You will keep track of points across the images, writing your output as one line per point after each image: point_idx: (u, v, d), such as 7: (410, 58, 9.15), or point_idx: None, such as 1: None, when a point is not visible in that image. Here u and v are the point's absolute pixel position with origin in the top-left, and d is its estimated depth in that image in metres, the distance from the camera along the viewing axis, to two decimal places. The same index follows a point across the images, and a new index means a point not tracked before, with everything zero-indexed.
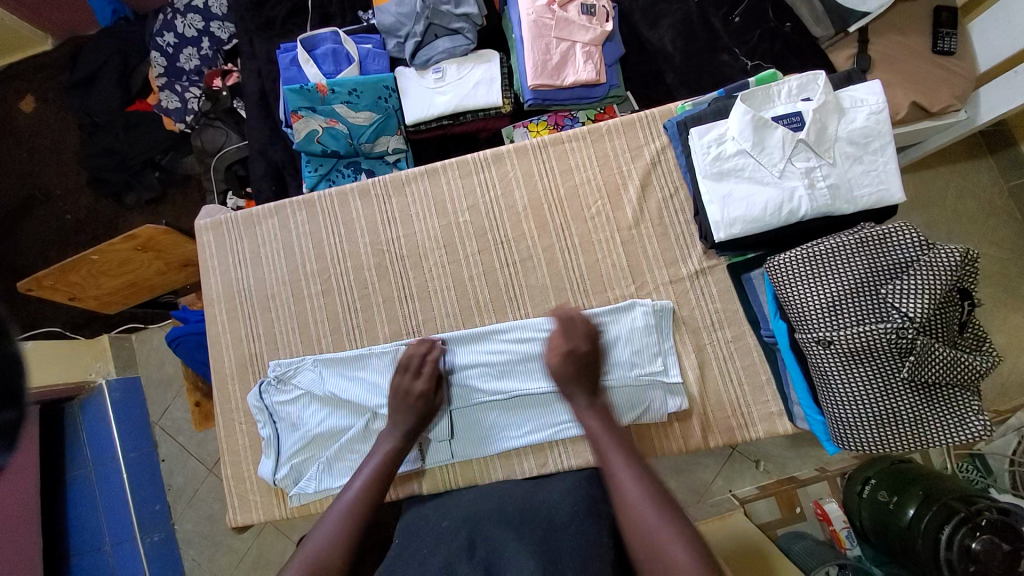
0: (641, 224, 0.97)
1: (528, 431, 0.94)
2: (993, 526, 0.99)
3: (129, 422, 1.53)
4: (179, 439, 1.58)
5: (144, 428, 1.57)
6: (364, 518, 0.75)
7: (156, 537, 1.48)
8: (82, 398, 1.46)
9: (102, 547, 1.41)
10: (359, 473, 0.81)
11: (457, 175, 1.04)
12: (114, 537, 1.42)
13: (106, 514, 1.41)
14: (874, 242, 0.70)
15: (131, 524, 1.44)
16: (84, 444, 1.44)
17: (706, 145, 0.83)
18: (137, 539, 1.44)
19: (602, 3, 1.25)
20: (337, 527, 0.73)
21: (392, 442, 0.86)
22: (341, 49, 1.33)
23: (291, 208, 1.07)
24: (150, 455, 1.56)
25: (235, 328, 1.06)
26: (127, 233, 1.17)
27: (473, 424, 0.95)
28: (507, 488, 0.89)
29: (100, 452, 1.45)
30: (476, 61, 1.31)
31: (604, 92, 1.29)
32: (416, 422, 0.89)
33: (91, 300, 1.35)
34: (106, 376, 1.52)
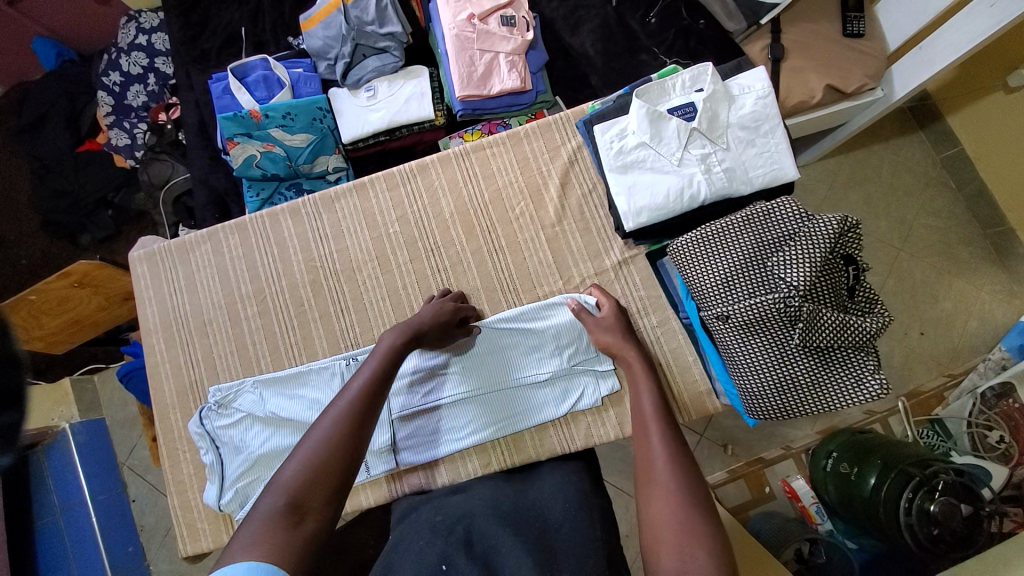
0: (564, 221, 1.00)
1: (546, 408, 0.95)
2: (951, 486, 1.02)
3: (95, 466, 1.49)
4: (148, 478, 1.56)
5: (112, 470, 1.54)
6: (365, 416, 0.71)
7: None
8: (47, 443, 1.43)
9: None
10: (363, 370, 0.77)
11: (384, 188, 1.06)
12: None
13: (77, 561, 1.38)
14: (760, 219, 0.75)
15: (103, 567, 1.40)
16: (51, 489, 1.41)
17: (610, 140, 0.87)
18: None
19: (522, 14, 1.29)
20: (332, 428, 0.67)
21: (395, 340, 0.83)
22: (272, 74, 1.35)
23: (223, 232, 1.08)
24: (120, 496, 1.52)
25: (174, 357, 1.06)
26: (61, 270, 1.19)
27: (506, 399, 0.95)
28: (496, 481, 0.87)
29: (67, 496, 1.41)
30: (406, 78, 1.35)
31: (532, 98, 1.32)
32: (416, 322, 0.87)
33: (37, 341, 1.33)
34: (70, 420, 1.49)
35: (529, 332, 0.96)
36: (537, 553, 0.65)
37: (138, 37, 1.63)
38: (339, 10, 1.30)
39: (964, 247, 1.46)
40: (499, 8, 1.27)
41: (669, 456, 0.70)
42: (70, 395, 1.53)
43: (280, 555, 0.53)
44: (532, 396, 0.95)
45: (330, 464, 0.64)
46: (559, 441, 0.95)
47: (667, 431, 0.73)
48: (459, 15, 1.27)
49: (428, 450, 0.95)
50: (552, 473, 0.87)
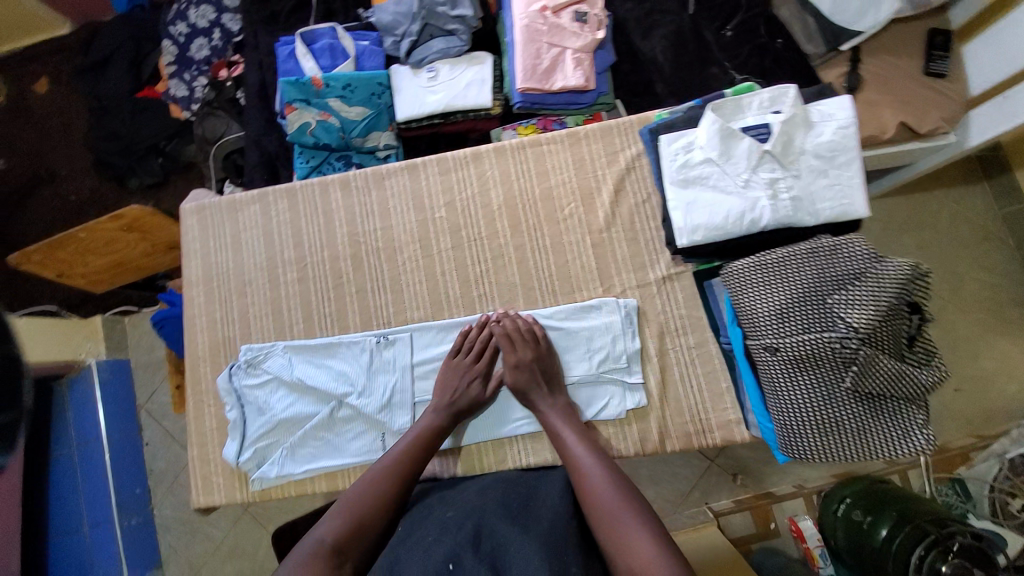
0: (612, 228, 0.98)
1: None
2: (966, 549, 0.97)
3: (113, 404, 1.53)
4: (163, 424, 1.60)
5: (131, 412, 1.58)
6: (401, 479, 0.80)
7: (133, 521, 1.49)
8: (71, 376, 1.49)
9: (79, 529, 1.42)
10: (405, 438, 0.86)
11: (436, 171, 1.05)
12: (92, 519, 1.43)
13: (85, 499, 1.44)
14: (826, 253, 0.73)
15: (110, 505, 1.44)
16: (70, 423, 1.46)
17: (674, 153, 0.86)
18: (115, 522, 1.44)
19: (595, 12, 1.27)
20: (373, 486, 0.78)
21: (437, 417, 0.89)
22: (338, 44, 1.37)
23: (273, 195, 1.10)
24: (134, 439, 1.57)
25: (211, 311, 1.08)
26: (114, 213, 1.22)
27: (520, 397, 0.95)
28: (511, 477, 0.87)
29: (84, 432, 1.47)
30: (468, 64, 1.34)
31: (593, 99, 1.30)
32: (463, 401, 0.91)
33: (78, 278, 1.37)
34: (96, 356, 1.53)
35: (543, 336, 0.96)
36: (550, 558, 0.64)
37: None
38: None
39: (1015, 308, 1.40)
40: (573, 4, 1.26)
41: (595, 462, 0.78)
42: (101, 332, 1.56)
43: None
44: None
45: (367, 521, 0.74)
46: None
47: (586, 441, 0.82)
48: (531, 6, 1.25)
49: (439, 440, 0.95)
50: (566, 473, 0.85)
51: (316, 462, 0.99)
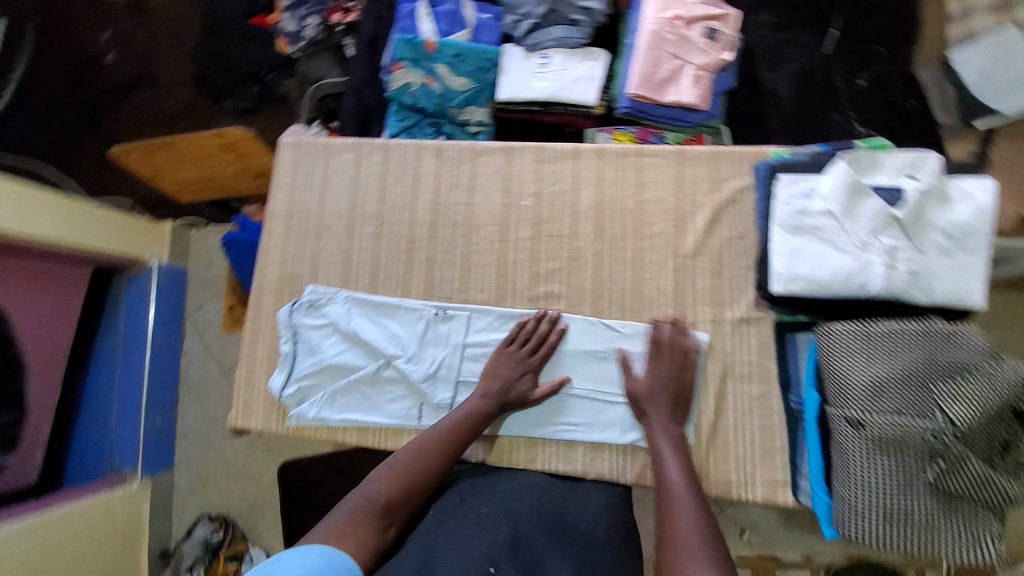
0: (699, 257, 0.94)
1: (605, 427, 0.92)
2: None
3: (166, 310, 1.63)
4: (204, 338, 1.71)
5: (178, 319, 1.69)
6: (445, 458, 0.82)
7: (157, 423, 1.60)
8: (131, 273, 1.55)
9: (107, 422, 1.49)
10: (460, 413, 0.88)
11: (532, 159, 1.04)
12: (121, 414, 1.51)
13: (118, 399, 1.51)
14: (939, 338, 0.69)
15: (139, 405, 1.55)
16: (121, 316, 1.53)
17: (791, 197, 0.84)
18: (142, 419, 1.55)
19: (727, 31, 1.26)
20: (421, 457, 0.81)
21: (484, 403, 0.89)
22: (459, 12, 1.39)
23: (369, 148, 1.11)
24: (176, 345, 1.68)
25: (286, 245, 1.11)
26: (217, 130, 1.25)
27: (566, 404, 0.94)
28: (542, 482, 0.86)
29: (133, 329, 1.54)
30: (582, 58, 1.33)
31: (700, 119, 1.29)
32: (514, 395, 0.91)
33: (167, 183, 1.43)
34: (158, 259, 1.62)
35: (604, 349, 0.94)
36: None
37: None
38: None
39: None
40: (707, 19, 1.26)
41: (683, 481, 0.78)
42: (167, 238, 1.65)
43: (356, 547, 0.66)
44: (591, 411, 0.93)
45: (416, 488, 0.78)
46: (611, 467, 0.92)
47: (678, 456, 0.82)
48: (664, 13, 1.25)
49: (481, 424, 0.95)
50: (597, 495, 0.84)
51: (352, 413, 1.01)
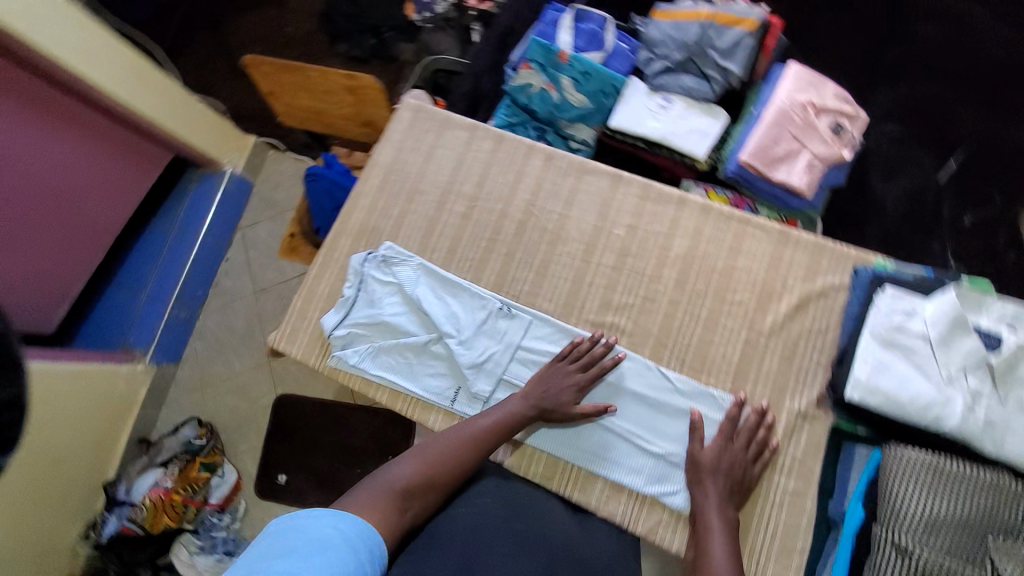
0: (772, 338, 0.94)
1: (639, 474, 0.91)
2: None
3: (221, 217, 1.99)
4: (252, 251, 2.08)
5: (232, 227, 2.06)
6: (469, 455, 0.82)
7: (184, 309, 1.97)
8: (205, 173, 1.94)
9: (142, 292, 1.84)
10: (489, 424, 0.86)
11: (636, 193, 1.05)
12: (153, 291, 1.85)
13: (157, 274, 1.86)
14: (1005, 496, 0.72)
15: (172, 288, 1.90)
16: (184, 210, 1.90)
17: (890, 310, 0.85)
18: (169, 300, 1.89)
19: (852, 132, 1.29)
20: (449, 450, 0.81)
21: (521, 412, 0.89)
22: (600, 34, 1.43)
23: (483, 134, 1.14)
24: (219, 248, 2.05)
25: (378, 198, 1.14)
26: (349, 71, 1.25)
27: (604, 437, 0.93)
28: (556, 510, 0.87)
29: (189, 224, 1.91)
30: (703, 111, 1.35)
31: (800, 206, 1.28)
32: (553, 409, 0.91)
33: (278, 105, 1.45)
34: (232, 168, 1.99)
35: (660, 396, 0.93)
36: None
37: None
38: (698, 21, 1.35)
39: None
40: (837, 115, 1.29)
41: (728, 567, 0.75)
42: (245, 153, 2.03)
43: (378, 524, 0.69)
44: (629, 455, 0.92)
45: (438, 481, 0.79)
46: (625, 513, 0.91)
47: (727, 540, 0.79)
48: (799, 95, 1.28)
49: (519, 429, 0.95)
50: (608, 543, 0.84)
51: (390, 374, 1.02)
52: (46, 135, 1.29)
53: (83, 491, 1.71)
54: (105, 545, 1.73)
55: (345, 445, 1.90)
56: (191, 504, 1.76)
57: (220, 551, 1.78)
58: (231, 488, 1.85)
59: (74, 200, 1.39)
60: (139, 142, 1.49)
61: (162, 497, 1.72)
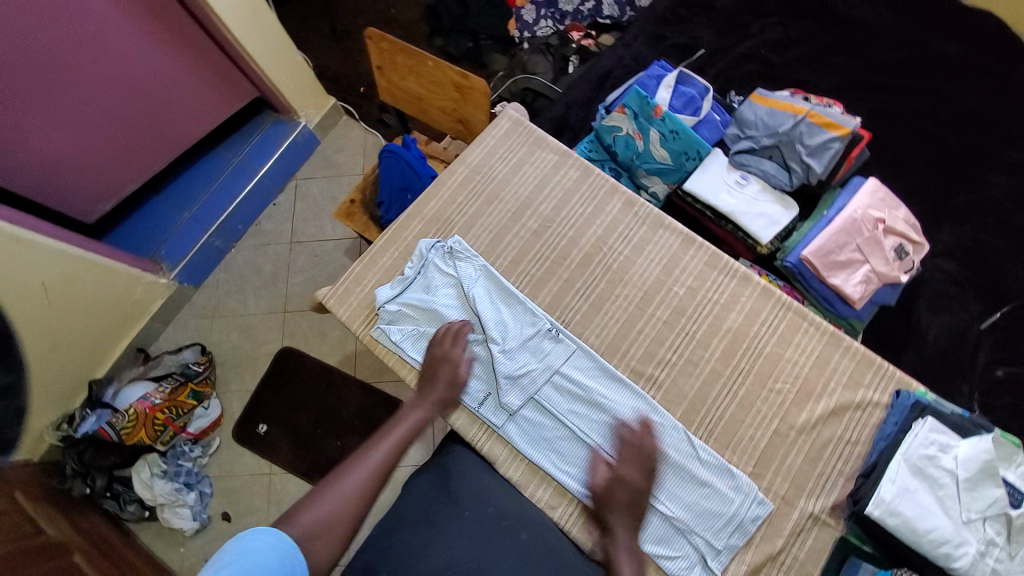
0: (802, 434, 0.96)
1: (572, 464, 0.97)
2: None
3: (282, 162, 2.09)
4: (302, 202, 2.14)
5: (287, 176, 2.15)
6: (372, 486, 0.87)
7: (222, 238, 2.03)
8: (277, 117, 2.04)
9: (183, 212, 1.93)
10: (383, 449, 0.92)
11: (704, 258, 1.08)
12: (199, 212, 1.94)
13: (207, 197, 1.95)
14: None
15: (218, 214, 1.98)
16: (249, 144, 2.00)
17: (927, 441, 0.87)
18: (211, 227, 1.97)
19: (913, 259, 1.31)
20: (348, 488, 0.85)
21: (417, 419, 0.96)
22: (698, 100, 1.49)
23: (572, 164, 1.18)
24: (269, 191, 2.12)
25: (458, 194, 1.18)
26: (465, 71, 1.29)
27: (577, 446, 0.97)
28: (557, 539, 0.88)
29: (252, 159, 2.00)
30: (776, 199, 1.39)
31: (847, 314, 1.31)
32: (449, 395, 1.00)
33: (383, 80, 1.49)
34: (307, 120, 2.09)
35: (550, 377, 1.00)
36: None
37: None
38: (795, 115, 1.39)
39: None
40: (903, 238, 1.31)
41: None
42: (324, 109, 2.13)
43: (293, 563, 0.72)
44: (568, 446, 0.97)
45: (343, 516, 0.81)
46: None
47: None
48: (873, 210, 1.31)
49: (528, 446, 0.98)
50: None
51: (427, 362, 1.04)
52: (153, 49, 1.53)
53: (70, 382, 1.75)
54: (70, 443, 1.74)
55: (332, 413, 1.88)
56: (170, 427, 1.78)
57: (182, 480, 1.78)
58: (211, 422, 1.87)
59: (164, 105, 1.65)
60: (232, 71, 1.75)
61: (147, 412, 1.73)
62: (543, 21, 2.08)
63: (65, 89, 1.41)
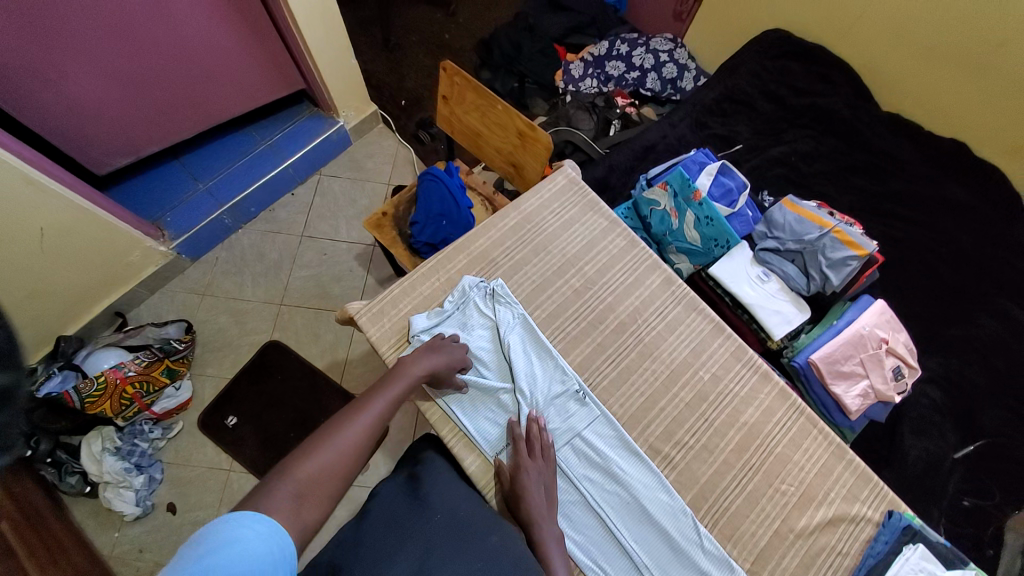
0: (799, 541, 0.98)
1: (593, 546, 0.95)
2: None
3: (312, 156, 2.05)
4: (321, 198, 2.10)
5: (314, 169, 2.12)
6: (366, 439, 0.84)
7: (231, 218, 1.96)
8: (317, 111, 2.05)
9: (199, 183, 1.90)
10: (373, 410, 0.87)
11: (730, 349, 1.13)
12: (215, 187, 1.90)
13: (227, 175, 1.92)
14: None
15: (232, 196, 1.91)
16: (283, 133, 2.00)
17: (916, 566, 0.94)
18: (223, 206, 1.90)
19: (907, 382, 1.39)
20: (345, 443, 0.81)
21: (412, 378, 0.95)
22: (735, 194, 1.59)
23: (620, 233, 1.23)
24: (293, 182, 2.08)
25: (507, 237, 1.20)
26: (533, 123, 1.34)
27: (594, 521, 0.96)
28: None
29: (283, 146, 1.99)
30: (792, 300, 1.47)
31: (841, 421, 1.38)
32: (443, 375, 1.00)
33: (445, 109, 1.54)
34: (346, 121, 2.08)
35: (570, 438, 1.01)
36: None
37: (665, 53, 2.16)
38: (821, 227, 1.49)
39: None
40: (901, 360, 1.39)
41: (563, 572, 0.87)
42: (365, 114, 2.11)
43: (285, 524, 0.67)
44: (595, 527, 0.96)
45: (338, 471, 0.78)
46: None
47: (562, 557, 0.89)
48: (879, 330, 1.39)
49: None
50: None
51: (450, 400, 1.04)
52: (219, 26, 1.53)
53: (40, 332, 1.66)
54: None
55: (309, 420, 1.79)
56: (136, 403, 1.65)
57: (133, 461, 1.63)
58: (179, 405, 1.74)
59: (206, 77, 1.62)
60: (285, 61, 1.75)
61: (117, 382, 1.60)
62: (588, 79, 2.17)
63: (117, 42, 1.37)
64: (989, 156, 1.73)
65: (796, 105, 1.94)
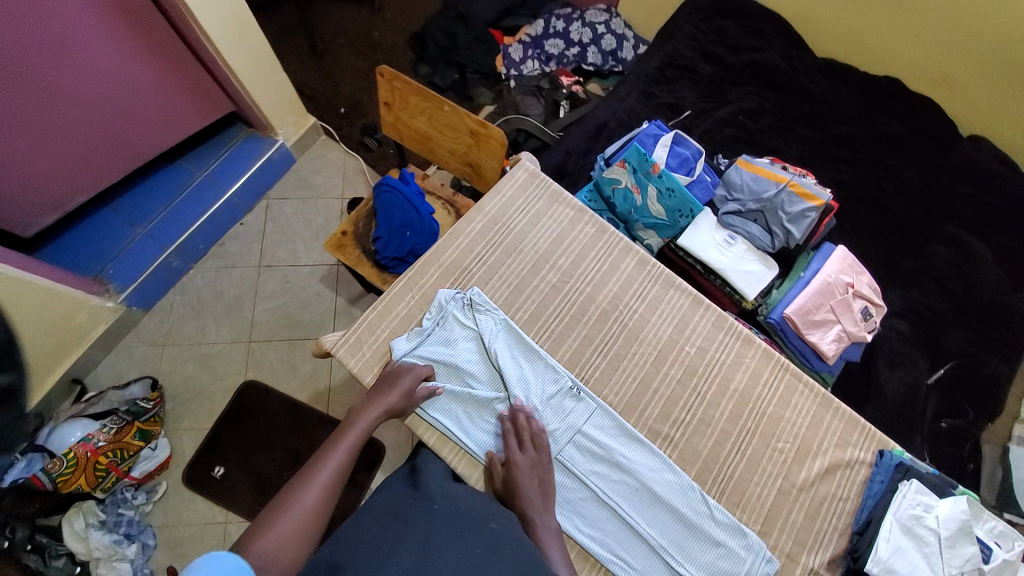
0: (802, 493, 1.02)
1: (608, 533, 0.96)
2: None
3: (255, 181, 1.94)
4: (272, 222, 2.00)
5: (260, 194, 2.01)
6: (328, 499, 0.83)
7: (180, 260, 1.85)
8: (251, 132, 1.92)
9: (136, 226, 1.74)
10: (331, 466, 0.86)
11: (711, 320, 1.15)
12: (155, 229, 1.76)
13: (166, 214, 1.78)
14: None
15: (176, 238, 1.79)
16: (219, 160, 1.87)
17: (913, 501, 0.96)
18: (169, 247, 1.78)
19: (875, 321, 1.46)
20: (304, 506, 0.80)
21: (368, 424, 0.93)
22: (691, 162, 1.61)
23: (589, 221, 1.22)
24: (240, 211, 1.97)
25: (476, 243, 1.17)
26: (484, 121, 1.30)
27: (606, 511, 0.97)
28: None
29: (223, 175, 1.86)
30: (760, 258, 1.51)
31: (820, 367, 1.44)
32: (403, 408, 0.97)
33: (388, 115, 1.47)
34: (285, 139, 1.97)
35: (571, 434, 1.01)
36: None
37: (601, 25, 2.15)
38: (777, 184, 1.52)
39: None
40: (867, 301, 1.45)
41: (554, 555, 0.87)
42: (304, 128, 2.02)
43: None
44: (606, 516, 0.97)
45: (300, 537, 0.77)
46: None
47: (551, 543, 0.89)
48: (843, 275, 1.45)
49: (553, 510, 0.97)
50: None
51: (444, 418, 1.01)
52: (130, 59, 1.40)
53: None
54: None
55: (300, 455, 1.72)
56: (113, 472, 1.53)
57: (122, 532, 1.53)
58: (158, 465, 1.63)
59: (128, 117, 1.49)
60: (209, 85, 1.63)
61: (88, 456, 1.48)
62: (529, 61, 2.12)
63: (18, 90, 1.23)
64: (921, 89, 1.80)
65: (735, 63, 1.95)
